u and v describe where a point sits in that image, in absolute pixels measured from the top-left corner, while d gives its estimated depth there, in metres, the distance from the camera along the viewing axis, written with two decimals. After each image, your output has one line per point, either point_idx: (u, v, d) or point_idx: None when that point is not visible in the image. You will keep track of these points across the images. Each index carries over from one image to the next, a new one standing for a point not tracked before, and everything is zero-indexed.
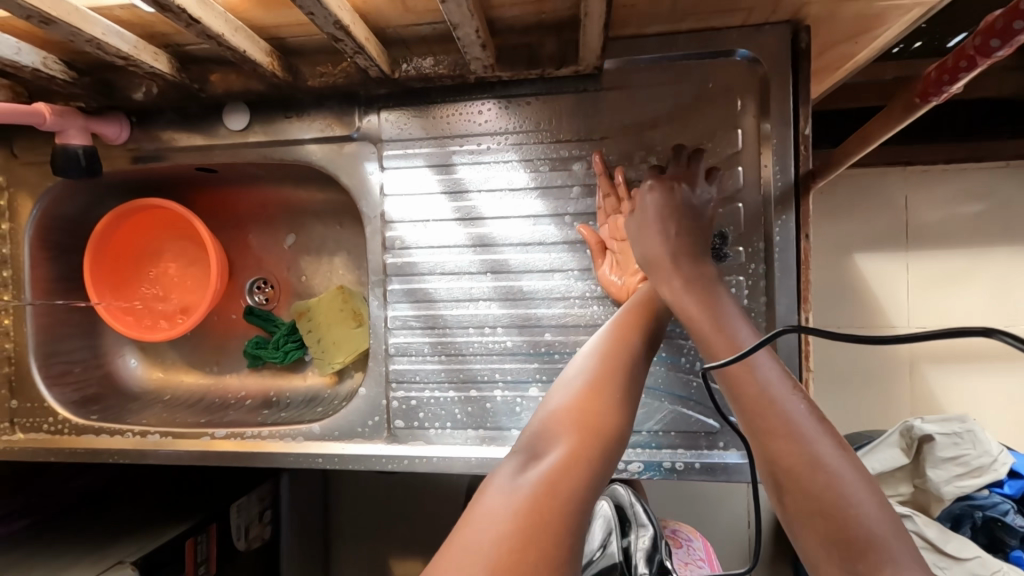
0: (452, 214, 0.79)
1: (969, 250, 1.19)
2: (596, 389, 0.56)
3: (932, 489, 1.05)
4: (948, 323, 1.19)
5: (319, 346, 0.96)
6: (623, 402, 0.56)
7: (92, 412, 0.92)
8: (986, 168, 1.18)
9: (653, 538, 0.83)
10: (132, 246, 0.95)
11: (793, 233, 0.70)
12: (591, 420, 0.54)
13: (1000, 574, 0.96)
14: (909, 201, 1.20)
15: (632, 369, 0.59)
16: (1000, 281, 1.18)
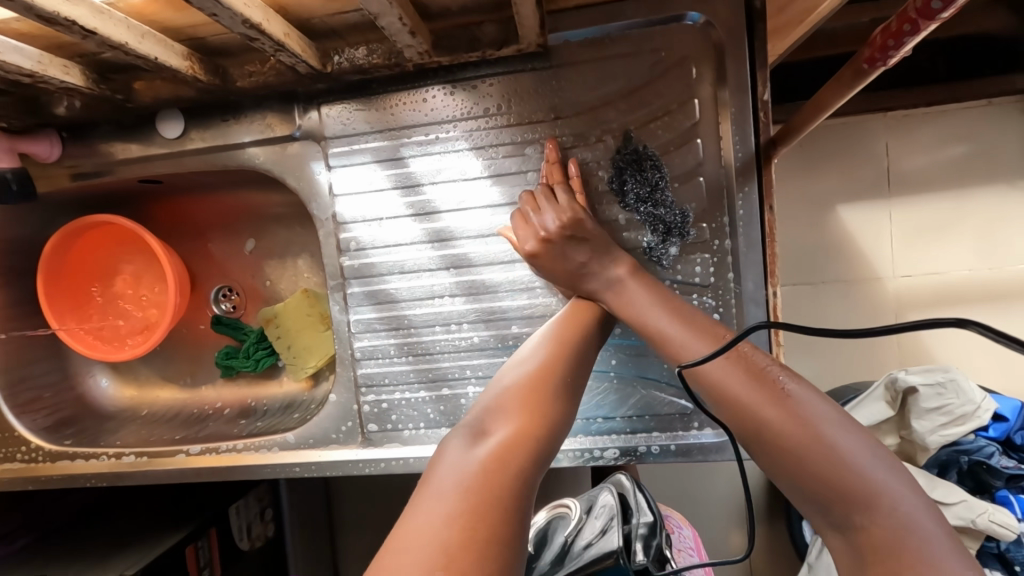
0: (407, 210, 0.76)
1: (951, 196, 1.16)
2: (537, 385, 0.56)
3: (917, 439, 1.06)
4: (934, 271, 1.17)
5: (290, 352, 0.94)
6: (558, 401, 0.56)
7: (66, 436, 0.90)
8: (968, 109, 1.15)
9: (654, 524, 0.76)
10: (87, 264, 0.92)
11: (756, 206, 0.68)
12: (528, 416, 0.53)
13: (987, 516, 0.96)
14: (891, 149, 1.17)
15: (573, 372, 0.60)
16: (986, 224, 1.16)
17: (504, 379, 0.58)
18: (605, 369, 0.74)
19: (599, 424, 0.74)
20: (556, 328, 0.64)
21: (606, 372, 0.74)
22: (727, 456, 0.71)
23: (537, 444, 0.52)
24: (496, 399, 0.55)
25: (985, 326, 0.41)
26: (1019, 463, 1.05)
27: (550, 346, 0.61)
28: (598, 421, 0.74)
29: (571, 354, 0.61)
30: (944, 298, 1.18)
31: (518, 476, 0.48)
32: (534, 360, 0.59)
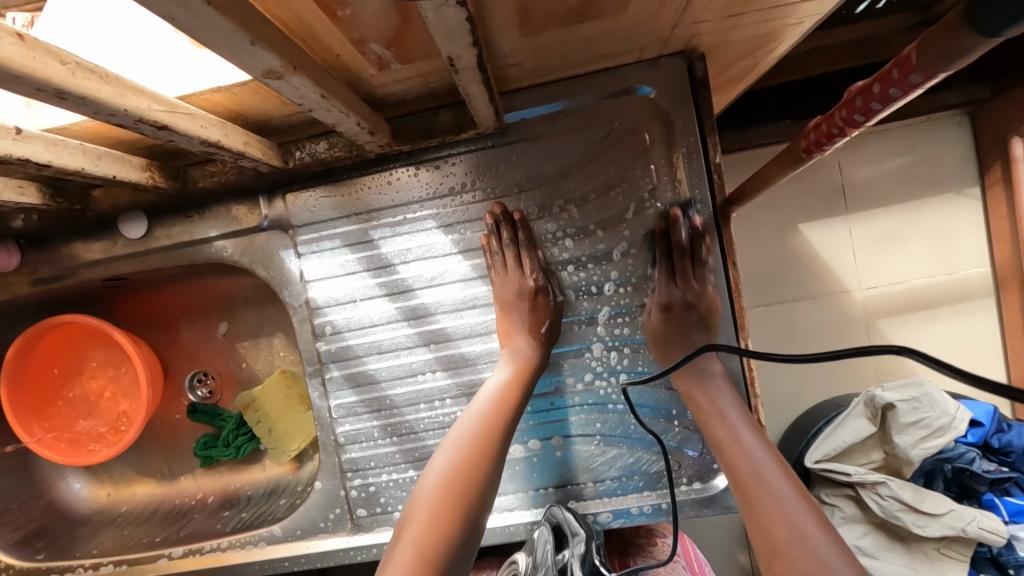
0: (379, 290, 0.76)
1: (906, 209, 1.22)
2: (474, 459, 0.63)
3: (900, 453, 1.08)
4: (897, 283, 1.22)
5: (271, 436, 0.93)
6: (488, 468, 0.63)
7: (37, 550, 0.86)
8: (909, 126, 1.21)
9: (588, 540, 0.69)
10: (54, 368, 0.89)
11: (720, 263, 0.70)
12: (458, 498, 0.61)
13: (977, 523, 0.98)
14: (844, 168, 1.22)
15: (509, 428, 0.66)
16: (941, 234, 1.21)
17: (445, 451, 0.65)
18: (591, 433, 0.74)
19: (591, 488, 0.74)
20: (495, 394, 0.68)
21: (592, 435, 0.74)
22: (718, 508, 0.72)
23: (467, 515, 0.61)
24: (437, 477, 0.63)
25: (920, 354, 0.45)
26: (999, 467, 1.08)
27: (487, 412, 0.66)
28: (589, 485, 0.74)
29: (504, 417, 0.66)
30: (909, 306, 1.22)
31: (449, 551, 0.58)
32: (471, 430, 0.65)
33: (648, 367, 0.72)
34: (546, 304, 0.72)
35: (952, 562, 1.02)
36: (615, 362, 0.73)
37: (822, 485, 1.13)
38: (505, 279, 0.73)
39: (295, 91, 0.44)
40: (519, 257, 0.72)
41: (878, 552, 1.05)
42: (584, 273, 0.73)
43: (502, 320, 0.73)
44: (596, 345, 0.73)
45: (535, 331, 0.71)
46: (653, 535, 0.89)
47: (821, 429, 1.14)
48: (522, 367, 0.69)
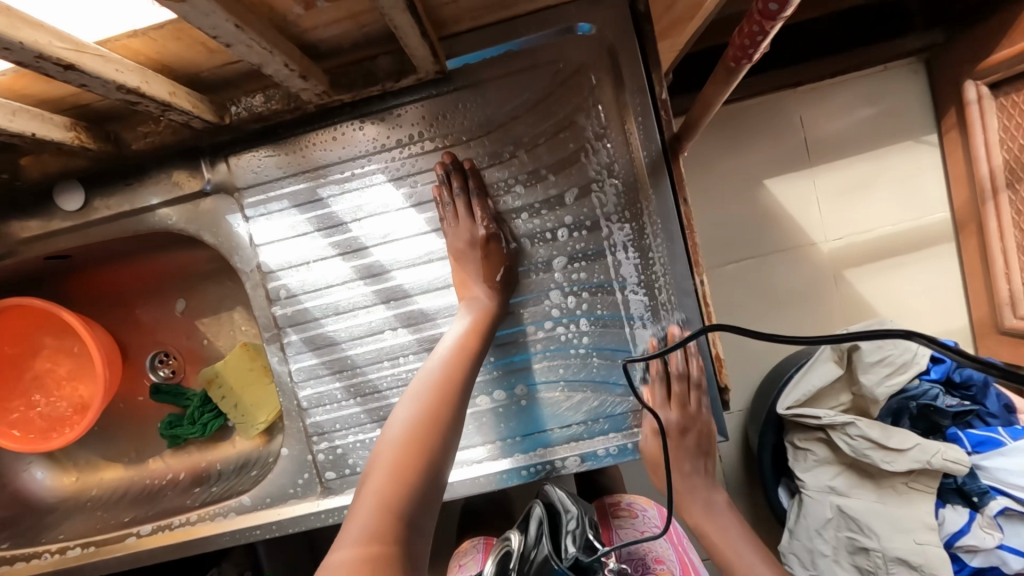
0: (333, 250, 0.74)
1: (866, 157, 1.23)
2: (436, 407, 0.63)
3: (867, 393, 1.10)
4: (860, 231, 1.24)
5: (238, 410, 0.91)
6: (448, 415, 0.63)
7: (2, 540, 0.84)
8: (868, 76, 1.22)
9: (579, 517, 0.79)
10: (4, 355, 0.86)
11: (672, 202, 0.70)
12: (421, 446, 0.60)
13: (941, 455, 1.01)
14: (806, 121, 1.23)
15: (470, 375, 0.66)
16: (900, 180, 1.23)
17: (407, 402, 0.64)
18: (554, 378, 0.74)
19: (557, 434, 0.74)
20: (454, 343, 0.68)
21: (555, 381, 0.74)
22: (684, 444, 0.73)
23: (431, 462, 0.60)
24: (398, 428, 0.62)
25: (927, 336, 0.48)
26: (961, 401, 1.13)
27: (446, 363, 0.66)
28: (555, 431, 0.74)
29: (463, 366, 0.66)
30: (873, 254, 1.25)
31: (415, 499, 0.57)
32: (432, 379, 0.65)
33: (606, 309, 0.73)
34: (499, 250, 0.72)
35: (921, 494, 1.04)
36: (573, 308, 0.73)
37: (794, 432, 1.15)
38: (456, 230, 0.72)
39: (206, 20, 0.42)
40: (471, 205, 0.71)
41: (849, 491, 1.08)
42: (538, 220, 0.73)
43: (458, 270, 0.73)
44: (552, 291, 0.73)
45: (490, 278, 0.71)
46: (634, 506, 0.92)
47: (790, 376, 1.15)
48: (480, 316, 0.69)
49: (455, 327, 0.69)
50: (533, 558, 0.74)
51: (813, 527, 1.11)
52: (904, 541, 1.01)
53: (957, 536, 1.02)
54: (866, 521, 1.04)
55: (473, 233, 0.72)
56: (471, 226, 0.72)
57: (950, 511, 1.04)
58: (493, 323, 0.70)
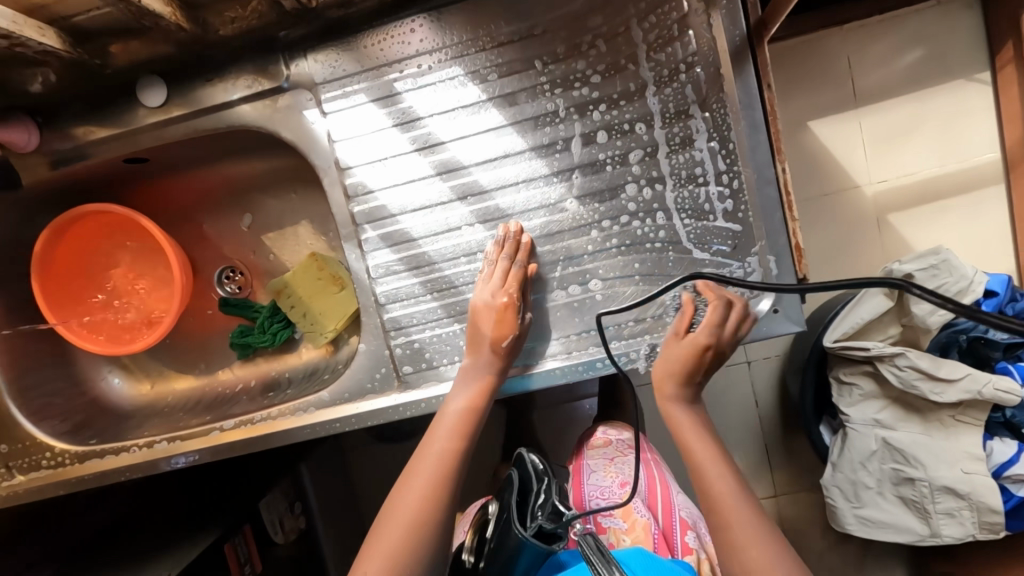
0: (409, 145, 0.75)
1: (913, 98, 1.18)
2: (438, 487, 0.64)
3: (918, 323, 1.04)
4: (905, 174, 1.19)
5: (307, 320, 0.93)
6: (449, 490, 0.65)
7: (89, 437, 0.89)
8: (918, 14, 1.16)
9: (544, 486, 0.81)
10: (83, 262, 0.88)
11: (754, 87, 0.69)
12: (420, 539, 0.60)
13: (994, 385, 0.96)
14: (853, 63, 1.18)
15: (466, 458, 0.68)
16: (944, 125, 1.17)
17: (408, 488, 0.65)
18: (629, 274, 0.74)
19: (631, 327, 0.75)
20: (454, 424, 0.69)
21: (630, 275, 0.74)
22: (764, 328, 0.73)
23: (432, 547, 0.61)
24: (403, 513, 0.62)
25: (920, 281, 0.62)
26: None
27: (446, 447, 0.67)
28: (630, 324, 0.75)
29: (466, 432, 0.69)
30: (918, 197, 1.19)
31: None
32: (436, 463, 0.66)
33: (684, 201, 0.72)
34: (514, 320, 0.71)
35: (969, 428, 1.02)
36: (651, 199, 0.73)
37: (838, 366, 1.13)
38: (485, 288, 0.72)
39: None
40: (510, 273, 0.71)
41: (894, 424, 1.07)
42: (615, 112, 0.72)
43: (472, 327, 0.73)
44: (629, 186, 0.73)
45: (497, 344, 0.71)
46: (607, 435, 0.95)
47: (838, 312, 1.12)
48: (484, 387, 0.71)
49: (457, 399, 0.71)
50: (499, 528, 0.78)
51: (857, 459, 1.11)
52: (950, 471, 1.01)
53: (1006, 468, 1.00)
54: (912, 452, 1.04)
55: (493, 297, 0.71)
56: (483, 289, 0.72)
57: (997, 444, 1.02)
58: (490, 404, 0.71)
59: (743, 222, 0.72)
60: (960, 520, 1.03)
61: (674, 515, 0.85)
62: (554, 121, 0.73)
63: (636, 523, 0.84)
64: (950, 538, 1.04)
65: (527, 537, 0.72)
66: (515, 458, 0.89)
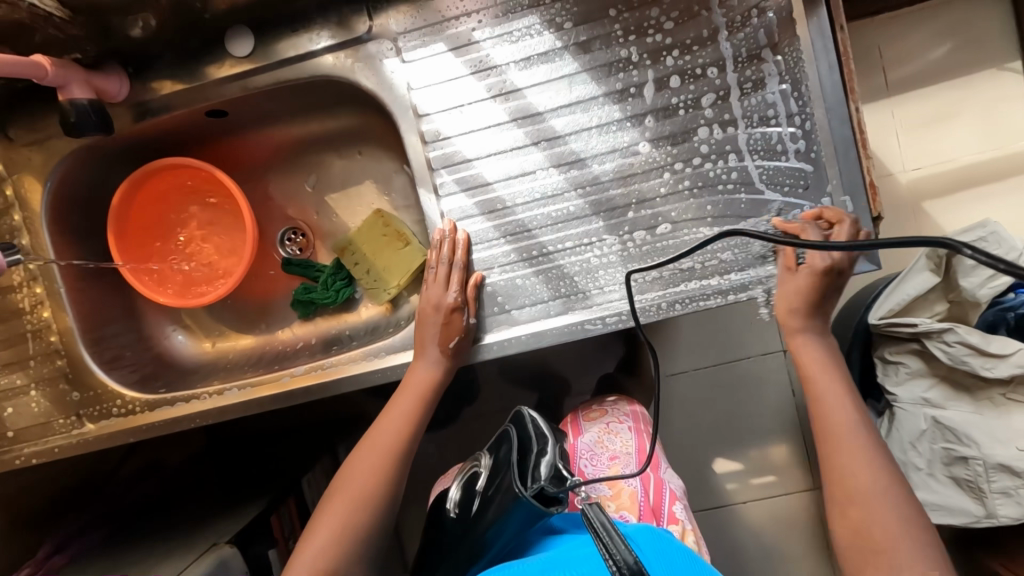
0: (485, 93, 0.77)
1: (949, 86, 1.17)
2: (379, 473, 0.71)
3: (968, 298, 0.99)
4: (939, 161, 1.18)
5: (370, 277, 0.94)
6: (392, 476, 0.72)
7: (158, 387, 0.91)
8: (950, 6, 1.16)
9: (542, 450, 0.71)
10: (156, 216, 0.92)
11: (828, 29, 0.71)
12: (356, 521, 0.67)
13: None
14: (885, 53, 1.18)
15: (405, 447, 0.74)
16: (982, 112, 1.16)
17: (351, 471, 0.72)
18: (702, 216, 0.75)
19: (707, 269, 0.75)
20: (402, 412, 0.75)
21: (703, 218, 0.75)
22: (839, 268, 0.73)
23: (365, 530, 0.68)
24: (347, 491, 0.69)
25: (981, 250, 0.49)
26: None
27: (389, 432, 0.74)
28: (705, 266, 0.75)
29: (412, 423, 0.76)
30: (956, 184, 1.18)
31: (344, 563, 0.65)
32: (376, 450, 0.73)
33: (758, 142, 0.74)
34: (461, 321, 0.76)
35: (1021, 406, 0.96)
36: (726, 141, 0.74)
37: (883, 345, 1.07)
38: (435, 289, 0.77)
39: None
40: (454, 274, 0.77)
41: (944, 402, 1.00)
42: (688, 57, 0.74)
43: (421, 329, 0.78)
44: (702, 130, 0.75)
45: (445, 344, 0.76)
46: (604, 407, 0.98)
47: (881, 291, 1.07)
48: (429, 380, 0.76)
49: (408, 395, 0.76)
50: (494, 490, 0.71)
51: (906, 439, 1.03)
52: (1006, 448, 0.93)
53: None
54: (964, 430, 0.97)
55: (440, 299, 0.76)
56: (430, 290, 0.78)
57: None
58: (431, 402, 0.77)
59: (818, 162, 0.73)
60: (1018, 500, 0.93)
61: (664, 488, 0.86)
62: (627, 68, 0.75)
63: (622, 491, 0.84)
64: (1008, 519, 0.95)
65: (530, 497, 0.65)
66: (512, 414, 0.80)
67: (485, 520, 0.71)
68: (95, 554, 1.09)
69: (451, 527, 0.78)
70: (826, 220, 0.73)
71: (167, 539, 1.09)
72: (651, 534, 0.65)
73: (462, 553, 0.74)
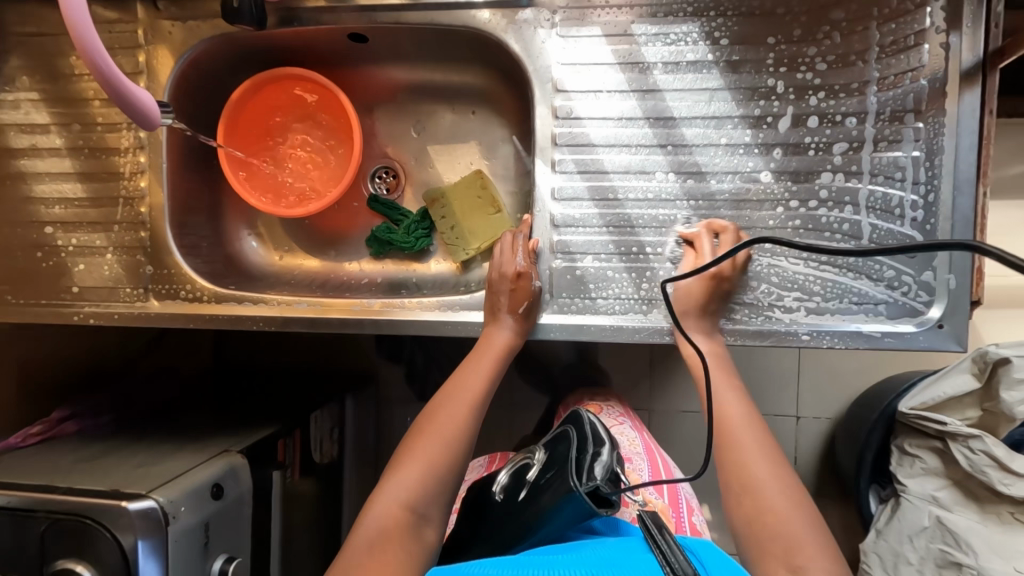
0: (626, 85, 0.79)
1: None
2: (461, 420, 0.74)
3: (1003, 411, 0.94)
4: (1000, 272, 1.15)
5: (453, 233, 0.95)
6: (473, 427, 0.74)
7: (226, 283, 0.92)
8: None
9: (606, 451, 0.71)
10: (267, 120, 0.93)
11: (976, 109, 0.72)
12: (440, 461, 0.70)
13: None
14: None
15: (481, 402, 0.76)
16: None
17: (433, 413, 0.75)
18: (804, 258, 0.76)
19: (801, 308, 0.76)
20: (482, 368, 0.78)
21: (804, 260, 0.76)
22: (929, 339, 0.73)
23: (447, 471, 0.70)
24: (432, 432, 0.72)
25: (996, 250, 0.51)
26: None
27: (470, 386, 0.77)
28: (798, 306, 0.76)
29: (484, 385, 0.77)
30: (1015, 300, 1.15)
31: (425, 499, 0.67)
32: (455, 400, 0.75)
33: (879, 200, 0.74)
34: (529, 286, 0.78)
35: None
36: (848, 191, 0.75)
37: (903, 435, 1.03)
38: (511, 260, 0.79)
39: None
40: (524, 244, 0.80)
41: (952, 506, 0.97)
42: (833, 101, 0.75)
43: (490, 302, 0.80)
44: (826, 175, 0.76)
45: (515, 309, 0.78)
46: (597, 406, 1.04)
47: (917, 381, 1.03)
48: (505, 344, 0.78)
49: (482, 358, 0.78)
50: (551, 477, 0.70)
51: (905, 532, 1.00)
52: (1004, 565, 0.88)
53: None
54: (967, 538, 0.93)
55: (516, 269, 0.78)
56: (512, 262, 0.79)
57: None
58: (504, 364, 0.79)
59: (933, 236, 0.74)
60: None
61: (679, 496, 0.86)
62: (769, 97, 0.77)
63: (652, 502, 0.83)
64: None
65: (583, 492, 0.63)
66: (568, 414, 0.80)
67: (536, 506, 0.69)
68: (104, 431, 1.10)
69: (494, 511, 0.76)
70: (924, 293, 0.74)
71: (176, 437, 1.09)
72: (712, 549, 0.62)
73: (507, 537, 0.72)
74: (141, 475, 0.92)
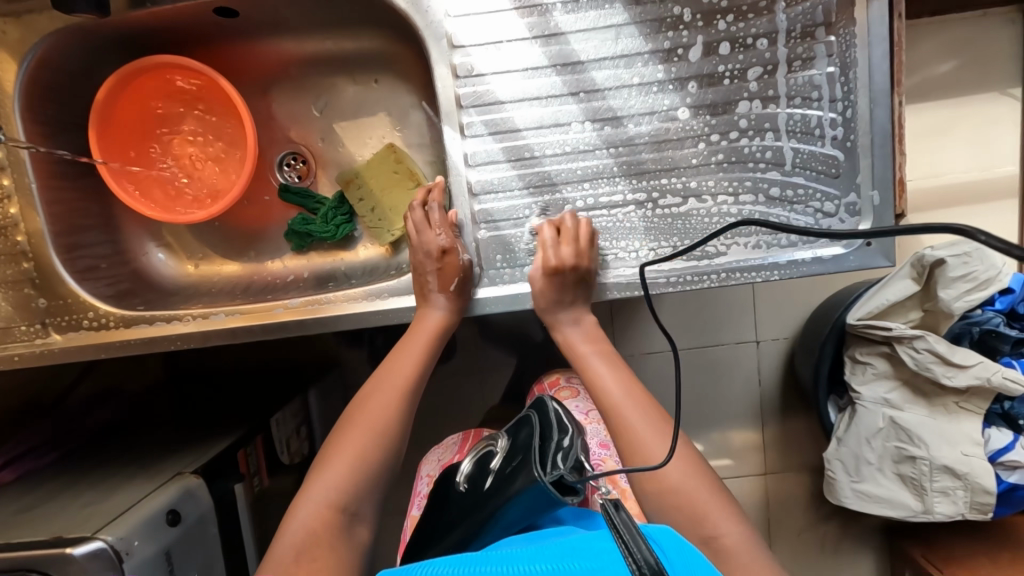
0: (527, 32, 0.73)
1: (948, 103, 1.14)
2: (390, 411, 0.71)
3: (941, 309, 0.96)
4: (933, 175, 1.16)
5: (375, 215, 0.89)
6: (404, 418, 0.72)
7: (135, 304, 0.84)
8: (965, 20, 1.12)
9: (569, 438, 0.71)
10: (144, 118, 0.84)
11: (884, 15, 0.70)
12: (370, 455, 0.67)
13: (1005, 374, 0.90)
14: None
15: (414, 390, 0.74)
16: (980, 131, 1.15)
17: (361, 405, 0.72)
18: (732, 194, 0.74)
19: (735, 246, 0.74)
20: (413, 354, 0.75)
21: (732, 196, 0.74)
22: (859, 258, 0.73)
23: (378, 464, 0.68)
24: (359, 424, 0.69)
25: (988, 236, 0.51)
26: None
27: (403, 376, 0.74)
28: (732, 243, 0.74)
29: (417, 370, 0.75)
30: (948, 200, 1.16)
31: (354, 495, 0.65)
32: (385, 391, 0.72)
33: (798, 122, 0.72)
34: (457, 261, 0.74)
35: (973, 414, 0.96)
36: (768, 117, 0.72)
37: (855, 344, 1.04)
38: (434, 233, 0.76)
39: None
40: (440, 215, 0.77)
41: (903, 404, 1.00)
42: (742, 24, 0.71)
43: (419, 280, 0.77)
44: (743, 104, 0.73)
45: (451, 290, 0.75)
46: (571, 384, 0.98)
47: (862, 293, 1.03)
48: (437, 325, 0.75)
49: (412, 342, 0.76)
50: (511, 468, 0.69)
51: (862, 436, 1.03)
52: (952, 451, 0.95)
53: (1005, 453, 0.95)
54: (918, 433, 0.97)
55: (443, 242, 0.75)
56: (437, 233, 0.76)
57: (994, 431, 0.96)
58: (434, 351, 0.76)
59: (854, 153, 0.72)
60: (955, 500, 0.97)
61: None
62: (677, 27, 0.72)
63: (626, 493, 0.84)
64: (942, 516, 0.98)
65: (548, 482, 0.63)
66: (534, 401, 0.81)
67: (497, 498, 0.68)
68: (44, 473, 1.03)
69: (454, 500, 0.75)
70: (850, 213, 0.73)
71: (124, 467, 1.03)
72: (677, 537, 0.56)
73: (465, 531, 0.70)
74: (86, 515, 0.87)
